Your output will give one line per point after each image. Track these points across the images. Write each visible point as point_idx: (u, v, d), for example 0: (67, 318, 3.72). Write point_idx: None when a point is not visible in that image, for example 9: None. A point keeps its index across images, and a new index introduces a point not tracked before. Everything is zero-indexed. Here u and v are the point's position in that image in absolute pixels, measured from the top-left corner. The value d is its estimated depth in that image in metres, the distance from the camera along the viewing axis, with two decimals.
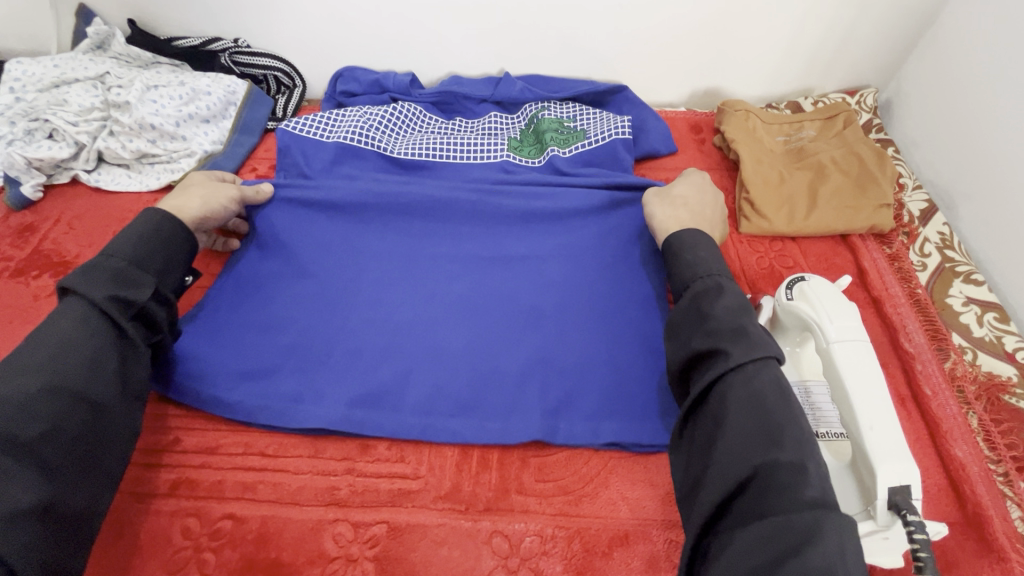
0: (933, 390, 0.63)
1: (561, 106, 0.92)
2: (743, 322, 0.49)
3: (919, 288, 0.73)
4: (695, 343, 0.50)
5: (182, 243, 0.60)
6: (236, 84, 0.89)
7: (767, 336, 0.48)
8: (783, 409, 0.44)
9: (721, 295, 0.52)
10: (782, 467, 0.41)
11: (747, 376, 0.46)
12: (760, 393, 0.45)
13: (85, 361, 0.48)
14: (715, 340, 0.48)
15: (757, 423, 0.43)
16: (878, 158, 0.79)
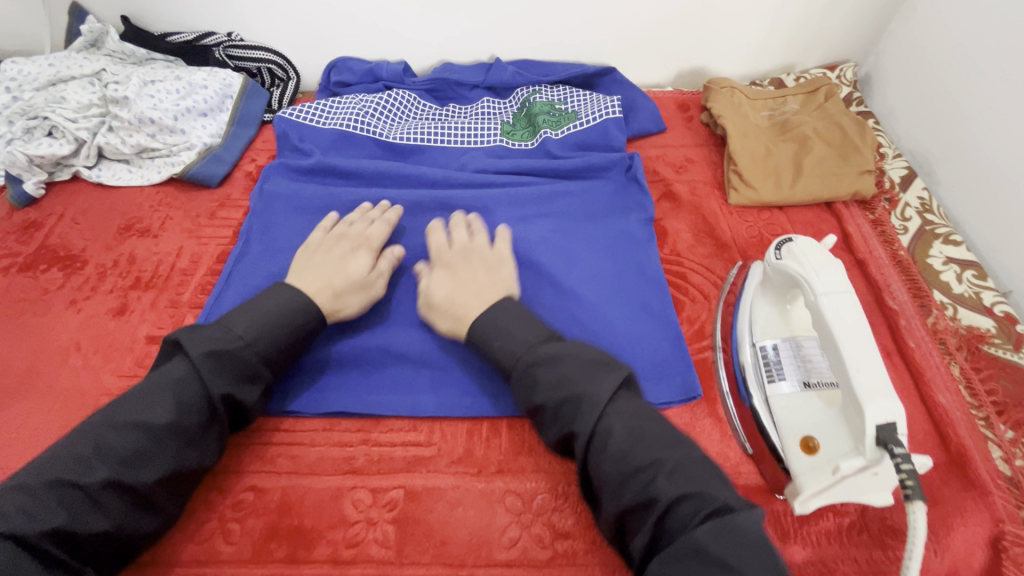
0: (916, 343, 0.67)
1: (552, 89, 0.94)
2: (578, 390, 0.52)
3: (901, 250, 0.77)
4: (554, 436, 0.53)
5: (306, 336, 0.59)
6: (232, 78, 0.90)
7: (588, 379, 0.52)
8: (639, 436, 0.49)
9: (550, 364, 0.54)
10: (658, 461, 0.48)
11: (603, 442, 0.50)
12: (621, 450, 0.49)
13: (171, 430, 0.49)
14: (563, 426, 0.52)
15: (641, 457, 0.48)
16: (859, 127, 0.82)
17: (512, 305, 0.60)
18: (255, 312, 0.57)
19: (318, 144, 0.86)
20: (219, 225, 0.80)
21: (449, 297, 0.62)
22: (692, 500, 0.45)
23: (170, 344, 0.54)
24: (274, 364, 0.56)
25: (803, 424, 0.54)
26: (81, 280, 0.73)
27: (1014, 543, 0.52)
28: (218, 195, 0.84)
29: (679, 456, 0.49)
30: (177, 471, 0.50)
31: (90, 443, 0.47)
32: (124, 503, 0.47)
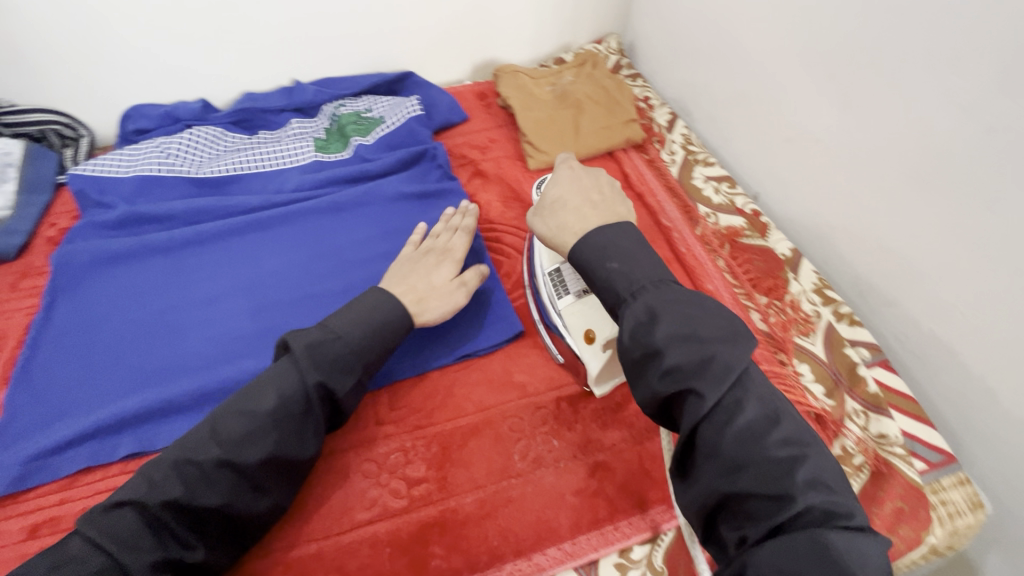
0: (688, 248, 0.81)
1: (356, 101, 1.00)
2: (708, 351, 0.43)
3: (671, 178, 0.92)
4: (659, 389, 0.44)
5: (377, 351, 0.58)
6: (11, 146, 0.84)
7: (723, 342, 0.44)
8: (788, 412, 0.43)
9: (677, 296, 0.47)
10: (772, 433, 0.41)
11: (727, 418, 0.42)
12: (751, 431, 0.41)
13: (234, 450, 0.48)
14: (681, 380, 0.43)
15: (765, 438, 0.41)
16: (617, 86, 0.98)
17: (638, 238, 0.53)
18: (352, 311, 0.58)
19: (121, 194, 0.85)
20: (24, 294, 0.76)
21: (560, 199, 0.59)
22: (824, 509, 0.38)
23: (279, 349, 0.56)
24: (369, 356, 0.57)
25: (583, 321, 0.62)
26: None
27: (772, 376, 0.68)
28: (19, 266, 0.79)
29: (801, 431, 0.42)
30: (278, 457, 0.50)
31: (177, 451, 0.48)
32: (225, 482, 0.48)
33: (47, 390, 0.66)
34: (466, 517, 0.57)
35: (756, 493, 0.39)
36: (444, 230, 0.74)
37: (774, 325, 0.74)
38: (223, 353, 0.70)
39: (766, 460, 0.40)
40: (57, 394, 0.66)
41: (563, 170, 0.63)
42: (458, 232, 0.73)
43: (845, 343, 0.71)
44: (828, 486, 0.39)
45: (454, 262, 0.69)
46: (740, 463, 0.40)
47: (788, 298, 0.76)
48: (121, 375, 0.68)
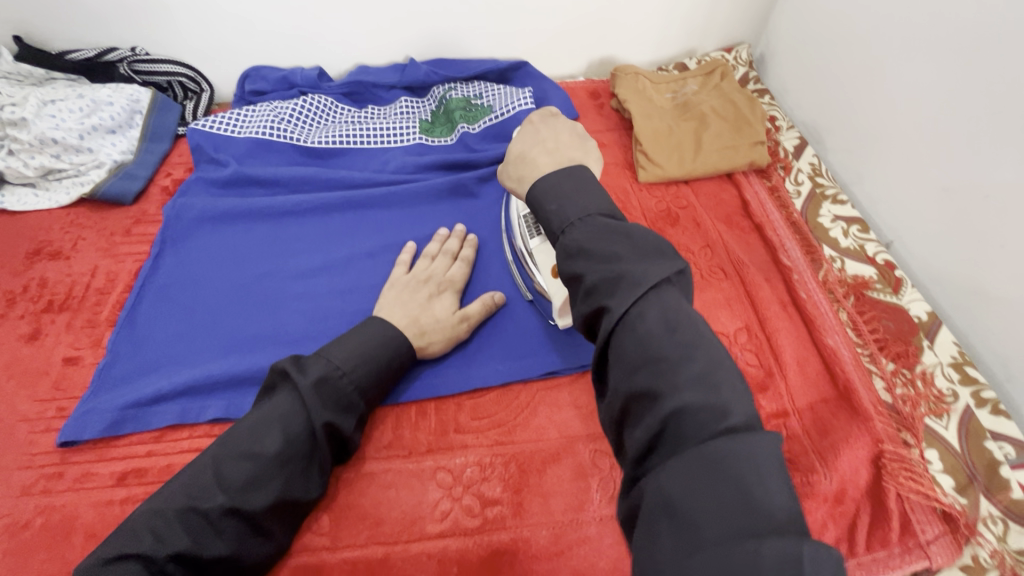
0: (808, 294, 0.73)
1: (467, 85, 0.97)
2: (619, 270, 0.41)
3: (795, 212, 0.83)
4: (581, 308, 0.42)
5: (393, 371, 0.59)
6: (140, 92, 0.87)
7: (641, 264, 0.40)
8: (696, 334, 0.38)
9: (618, 234, 0.43)
10: (674, 350, 0.37)
11: (630, 329, 0.38)
12: (650, 338, 0.38)
13: (283, 458, 0.49)
14: (597, 300, 0.41)
15: (668, 350, 0.37)
16: (749, 102, 0.89)
17: (583, 176, 0.48)
18: (351, 343, 0.57)
19: (233, 153, 0.86)
20: (135, 240, 0.79)
21: (522, 151, 0.55)
22: (706, 410, 0.34)
23: (274, 376, 0.54)
24: (370, 394, 0.57)
25: (551, 261, 0.65)
26: None
27: (892, 459, 0.59)
28: (134, 211, 0.82)
29: (715, 356, 0.38)
30: (284, 500, 0.50)
31: (178, 498, 0.46)
32: (233, 530, 0.47)
33: (148, 341, 0.68)
34: (538, 551, 0.54)
35: (651, 406, 0.36)
36: (440, 254, 0.72)
37: (899, 398, 0.65)
38: (312, 328, 0.70)
39: (662, 386, 0.36)
40: (155, 344, 0.68)
41: (524, 121, 0.60)
42: (457, 260, 0.72)
43: (986, 435, 0.62)
44: (714, 389, 0.35)
45: (455, 293, 0.68)
46: (640, 370, 0.37)
47: (918, 369, 0.67)
48: (215, 337, 0.69)
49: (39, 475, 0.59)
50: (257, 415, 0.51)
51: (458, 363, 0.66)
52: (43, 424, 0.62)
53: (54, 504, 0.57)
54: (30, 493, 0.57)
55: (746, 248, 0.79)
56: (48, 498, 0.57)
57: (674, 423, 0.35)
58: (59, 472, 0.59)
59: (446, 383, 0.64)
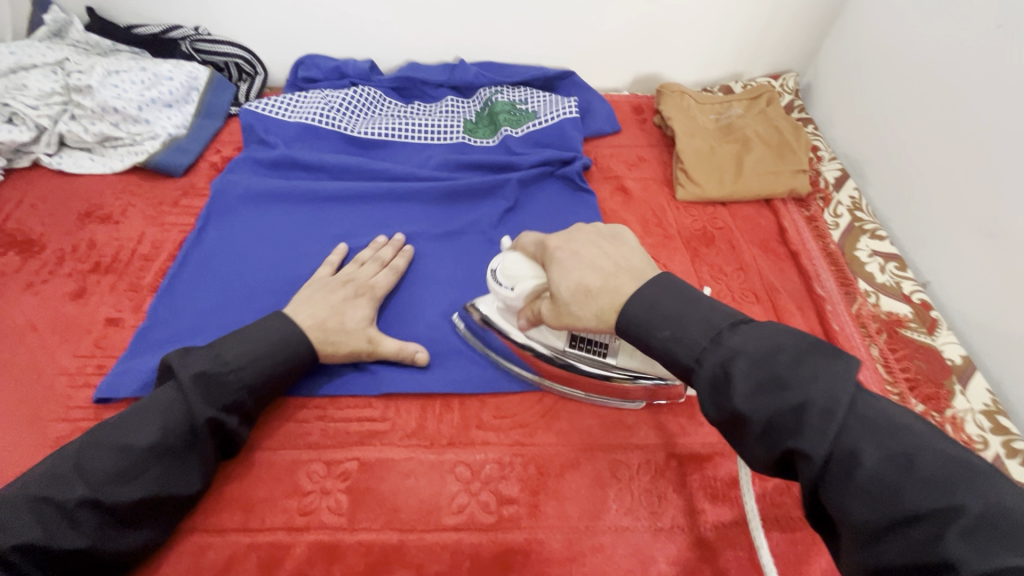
0: (840, 326, 0.73)
1: (512, 90, 0.98)
2: (797, 397, 0.39)
3: (832, 243, 0.83)
4: (762, 454, 0.40)
5: (292, 375, 0.60)
6: (198, 71, 0.91)
7: (815, 382, 0.39)
8: (823, 376, 0.39)
9: (746, 341, 0.42)
10: (932, 498, 0.34)
11: (846, 474, 0.36)
12: (881, 482, 0.35)
13: (152, 453, 0.50)
14: (779, 441, 0.39)
15: (909, 491, 0.34)
16: (794, 129, 0.89)
17: (673, 285, 0.48)
18: (249, 341, 0.58)
19: (283, 136, 0.88)
20: (181, 211, 0.81)
21: (581, 283, 0.51)
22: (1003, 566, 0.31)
23: (163, 370, 0.56)
24: (261, 394, 0.57)
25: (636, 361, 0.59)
26: (39, 264, 0.73)
27: None
28: (182, 184, 0.85)
29: (957, 471, 0.35)
30: (155, 494, 0.50)
31: (38, 484, 0.47)
32: (91, 521, 0.47)
33: (188, 309, 0.70)
34: (551, 554, 0.54)
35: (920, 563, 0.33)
36: (370, 260, 0.72)
37: None
38: None
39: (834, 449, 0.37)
40: (194, 311, 0.70)
41: (553, 252, 0.54)
42: (387, 268, 0.72)
43: None
44: (1004, 529, 0.32)
45: (372, 301, 0.68)
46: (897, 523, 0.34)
47: (948, 413, 0.66)
48: (252, 311, 0.70)
49: (73, 429, 0.60)
50: (132, 408, 0.53)
51: (485, 361, 0.66)
52: (81, 379, 0.64)
53: None
54: (64, 445, 0.59)
55: (779, 274, 0.79)
56: None
57: (854, 499, 0.36)
58: None
59: (472, 379, 0.65)
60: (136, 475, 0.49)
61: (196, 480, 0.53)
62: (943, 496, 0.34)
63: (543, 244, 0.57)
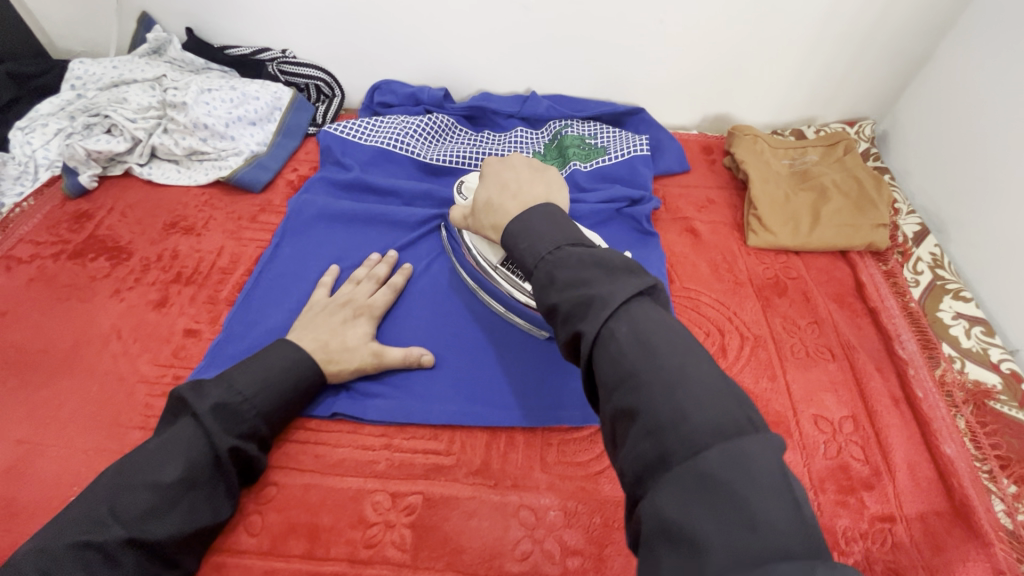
0: (924, 393, 0.69)
1: (582, 124, 0.99)
2: (589, 292, 0.41)
3: (913, 301, 0.79)
4: (563, 338, 0.43)
5: (304, 396, 0.61)
6: (282, 91, 0.95)
7: (610, 284, 0.41)
8: (560, 229, 0.48)
9: (583, 251, 0.45)
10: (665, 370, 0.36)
11: (606, 350, 0.39)
12: (626, 358, 0.38)
13: (180, 488, 0.50)
14: (571, 325, 0.41)
15: (644, 364, 0.37)
16: (876, 181, 0.86)
17: (550, 212, 0.50)
18: (259, 367, 0.58)
19: (358, 159, 0.91)
20: (259, 227, 0.84)
21: (488, 200, 0.59)
22: (689, 420, 0.34)
23: (174, 404, 0.55)
24: (275, 420, 0.58)
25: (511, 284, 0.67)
26: (125, 271, 0.77)
27: None
28: (260, 200, 0.88)
29: (701, 369, 0.37)
30: (188, 528, 0.50)
31: (68, 533, 0.46)
32: (132, 562, 0.47)
33: (260, 324, 0.71)
34: None
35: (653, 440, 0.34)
36: (366, 278, 0.73)
37: (1022, 526, 0.59)
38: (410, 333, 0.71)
39: (585, 323, 0.40)
40: (265, 328, 0.71)
41: (487, 166, 0.63)
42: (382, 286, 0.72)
43: None
44: (706, 400, 0.34)
45: (371, 319, 0.68)
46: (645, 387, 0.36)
47: None
48: None
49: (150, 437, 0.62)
50: (147, 448, 0.52)
51: (551, 402, 0.65)
52: (160, 388, 0.66)
53: None
54: None
55: (857, 331, 0.76)
56: None
57: (604, 365, 0.39)
58: None
59: (538, 420, 0.64)
60: (165, 512, 0.49)
61: (227, 507, 0.54)
62: (607, 314, 0.39)
63: (487, 166, 0.63)
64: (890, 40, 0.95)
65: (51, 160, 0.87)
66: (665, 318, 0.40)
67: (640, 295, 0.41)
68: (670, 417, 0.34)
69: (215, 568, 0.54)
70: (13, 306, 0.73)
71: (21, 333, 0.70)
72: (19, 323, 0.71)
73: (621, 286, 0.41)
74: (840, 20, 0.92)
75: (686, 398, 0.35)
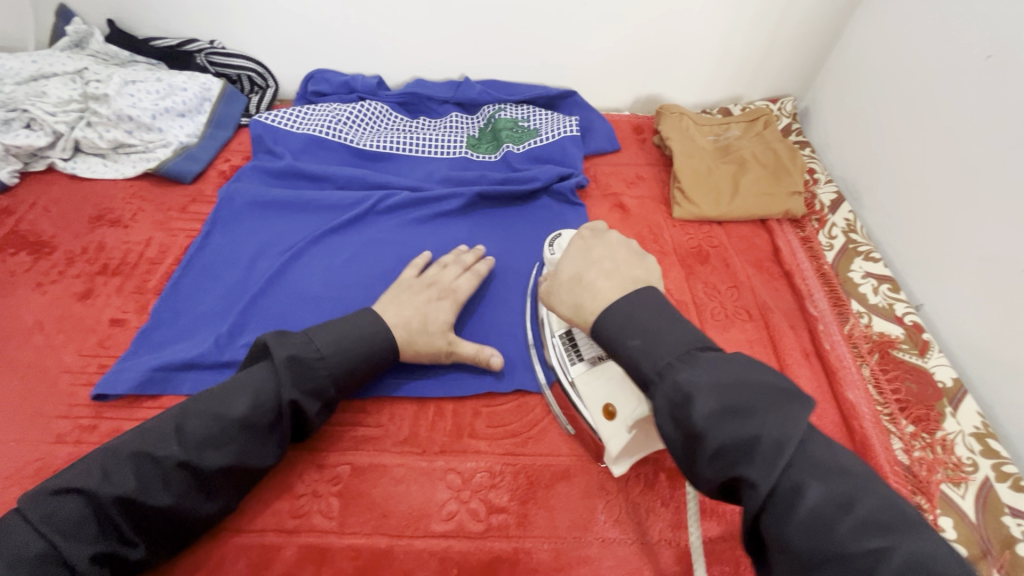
0: (832, 346, 0.73)
1: (516, 108, 1.01)
2: (754, 429, 0.41)
3: (826, 264, 0.84)
4: (705, 472, 0.42)
5: (376, 363, 0.60)
6: (212, 82, 0.94)
7: (779, 423, 0.41)
8: (679, 328, 0.48)
9: (704, 362, 0.45)
10: (784, 480, 0.40)
11: (790, 509, 0.39)
12: (818, 516, 0.38)
13: (243, 424, 0.52)
14: (726, 466, 0.41)
15: (804, 537, 0.38)
16: (790, 152, 0.90)
17: (656, 301, 0.51)
18: (337, 328, 0.59)
19: (290, 147, 0.91)
20: (189, 217, 0.83)
21: (577, 274, 0.57)
22: (902, 557, 0.35)
23: (259, 346, 0.57)
24: (342, 383, 0.58)
25: (601, 395, 0.57)
26: (48, 265, 0.75)
27: None
28: (191, 191, 0.87)
29: (875, 492, 0.39)
30: (237, 464, 0.51)
31: (134, 442, 0.49)
32: (181, 484, 0.49)
33: (186, 311, 0.71)
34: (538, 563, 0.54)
35: (840, 565, 0.36)
36: (453, 263, 0.73)
37: (917, 461, 0.64)
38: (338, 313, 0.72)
39: (708, 431, 0.42)
40: (194, 314, 0.71)
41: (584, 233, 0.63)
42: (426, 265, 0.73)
43: (1005, 511, 0.60)
44: (882, 525, 0.37)
45: (454, 304, 0.68)
46: (811, 510, 0.38)
47: (938, 435, 0.66)
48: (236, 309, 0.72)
49: (73, 426, 0.61)
50: (229, 379, 0.54)
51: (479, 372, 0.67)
52: (84, 378, 0.65)
53: (84, 455, 0.59)
54: (63, 442, 0.60)
55: (773, 293, 0.80)
56: (80, 448, 0.60)
57: (793, 529, 0.38)
58: (93, 425, 0.62)
59: (465, 389, 0.66)
60: (215, 444, 0.50)
61: (273, 453, 0.54)
62: (783, 459, 0.40)
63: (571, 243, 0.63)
64: (803, 19, 1.00)
65: None
66: (822, 442, 0.42)
67: (801, 425, 0.41)
68: (835, 516, 0.38)
69: None
70: None
71: None
72: None
73: (781, 421, 0.41)
74: (755, 0, 0.96)
75: (821, 477, 0.39)
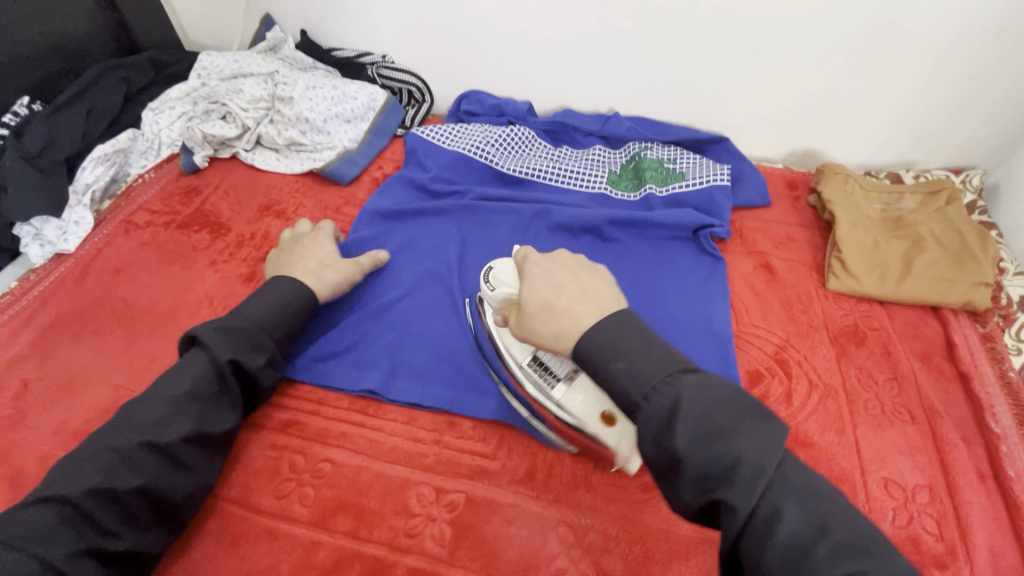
0: (1017, 473, 0.62)
1: (662, 148, 0.97)
2: (784, 518, 0.38)
3: (1012, 370, 0.72)
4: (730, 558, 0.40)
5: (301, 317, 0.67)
6: (378, 93, 1.00)
7: (794, 511, 0.38)
8: (712, 391, 0.43)
9: (749, 442, 0.41)
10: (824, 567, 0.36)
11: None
12: None
13: (189, 396, 0.56)
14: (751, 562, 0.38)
15: None
16: (979, 236, 0.80)
17: (629, 319, 0.49)
18: (260, 299, 0.64)
19: (438, 162, 0.94)
20: (342, 218, 0.89)
21: (548, 304, 0.53)
22: None
23: (183, 344, 0.60)
24: (278, 339, 0.64)
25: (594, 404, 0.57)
26: (223, 245, 0.84)
27: None
28: (346, 192, 0.93)
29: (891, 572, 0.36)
30: (199, 431, 0.56)
31: (93, 443, 0.52)
32: (149, 462, 0.52)
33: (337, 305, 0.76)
34: None
35: None
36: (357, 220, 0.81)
37: None
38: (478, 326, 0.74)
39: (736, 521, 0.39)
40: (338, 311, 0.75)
41: (529, 266, 0.58)
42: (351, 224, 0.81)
43: None
44: None
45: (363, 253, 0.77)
46: None
47: None
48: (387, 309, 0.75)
49: None
50: (165, 373, 0.58)
51: None
52: None
53: None
54: None
55: (943, 396, 0.70)
56: None
57: None
58: None
59: None
60: (172, 422, 0.54)
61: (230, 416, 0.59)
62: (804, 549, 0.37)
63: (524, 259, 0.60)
64: (1013, 86, 0.87)
65: (173, 139, 0.97)
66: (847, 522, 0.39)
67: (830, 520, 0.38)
68: None
69: (268, 532, 0.57)
70: (125, 264, 0.81)
71: (129, 289, 0.78)
72: (128, 280, 0.79)
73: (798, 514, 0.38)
74: (957, 61, 0.86)
75: None
